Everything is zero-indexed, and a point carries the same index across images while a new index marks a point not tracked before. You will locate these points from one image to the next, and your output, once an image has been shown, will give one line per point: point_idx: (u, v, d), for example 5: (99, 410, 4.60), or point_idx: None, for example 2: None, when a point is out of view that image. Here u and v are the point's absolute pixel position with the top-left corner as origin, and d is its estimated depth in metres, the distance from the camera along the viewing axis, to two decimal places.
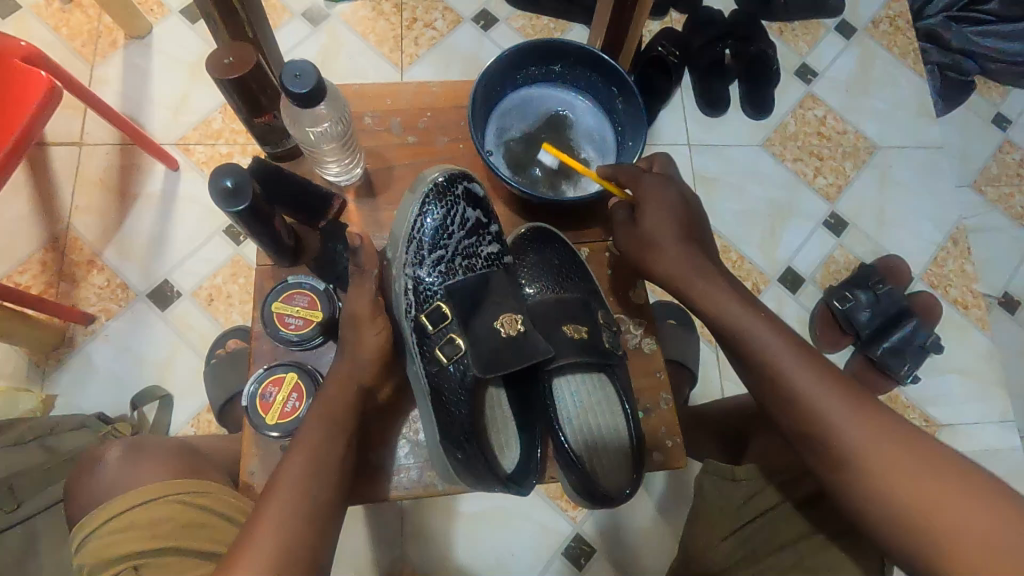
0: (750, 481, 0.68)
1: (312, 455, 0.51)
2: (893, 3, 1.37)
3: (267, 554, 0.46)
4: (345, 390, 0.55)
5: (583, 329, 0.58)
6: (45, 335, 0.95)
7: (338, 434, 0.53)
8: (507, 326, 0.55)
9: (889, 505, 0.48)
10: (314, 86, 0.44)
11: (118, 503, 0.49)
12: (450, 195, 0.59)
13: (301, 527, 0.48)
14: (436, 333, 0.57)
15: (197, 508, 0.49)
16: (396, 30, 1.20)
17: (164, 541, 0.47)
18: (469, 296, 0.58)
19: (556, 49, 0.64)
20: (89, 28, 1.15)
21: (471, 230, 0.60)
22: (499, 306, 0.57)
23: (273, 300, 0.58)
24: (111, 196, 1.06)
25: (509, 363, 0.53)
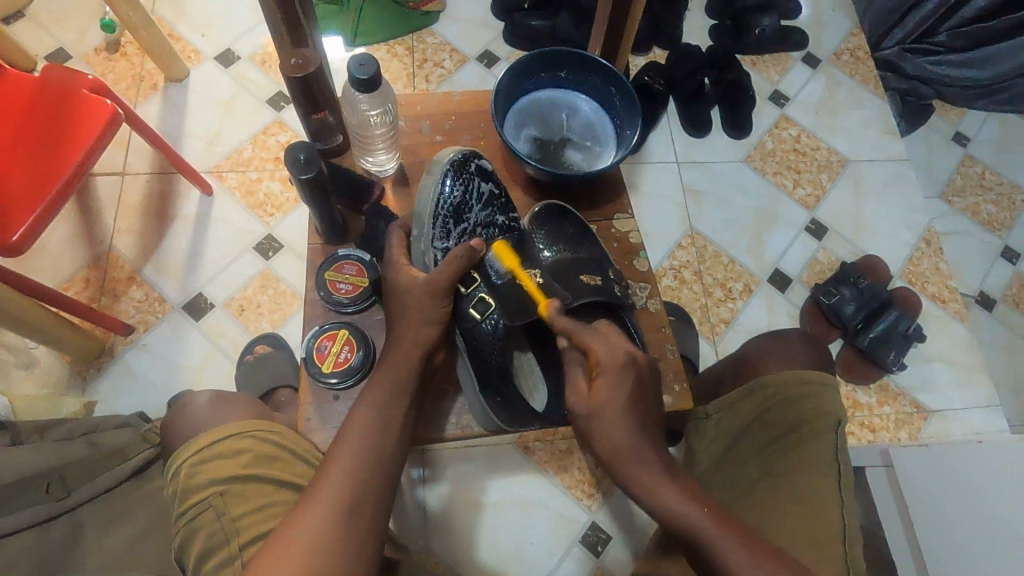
0: (720, 414, 0.77)
1: (372, 415, 0.58)
2: (851, 37, 1.53)
3: (339, 500, 0.53)
4: (409, 354, 0.62)
5: (596, 277, 0.66)
6: (89, 344, 1.01)
7: (398, 393, 0.60)
8: (529, 281, 0.64)
9: (694, 547, 0.55)
10: (373, 73, 0.58)
11: (204, 438, 0.58)
12: (466, 173, 0.68)
13: (366, 473, 0.55)
14: (468, 294, 0.65)
15: (271, 443, 0.59)
16: (408, 69, 1.34)
17: (248, 469, 0.57)
18: (494, 260, 0.65)
19: (562, 56, 0.75)
20: (133, 74, 1.28)
21: (486, 201, 0.68)
22: (518, 269, 0.65)
23: (326, 269, 0.69)
24: (150, 219, 1.16)
25: (536, 310, 0.62)
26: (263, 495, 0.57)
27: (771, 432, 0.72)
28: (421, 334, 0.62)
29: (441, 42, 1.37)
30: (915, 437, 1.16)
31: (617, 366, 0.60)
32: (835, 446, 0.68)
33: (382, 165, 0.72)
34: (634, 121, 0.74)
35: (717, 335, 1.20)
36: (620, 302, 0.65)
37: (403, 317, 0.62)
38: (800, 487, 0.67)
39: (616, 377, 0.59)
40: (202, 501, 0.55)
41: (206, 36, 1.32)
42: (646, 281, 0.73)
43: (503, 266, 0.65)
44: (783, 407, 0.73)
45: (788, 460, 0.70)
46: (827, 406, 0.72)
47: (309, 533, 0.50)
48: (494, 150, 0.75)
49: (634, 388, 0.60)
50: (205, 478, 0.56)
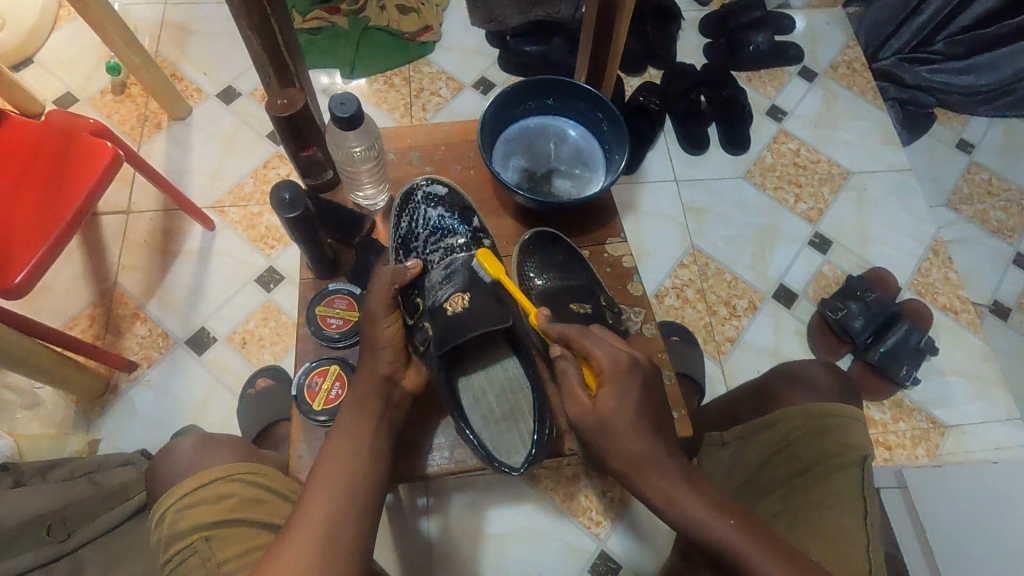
0: (736, 442, 0.75)
1: (352, 441, 0.58)
2: (848, 50, 1.53)
3: (317, 528, 0.52)
4: (372, 381, 0.61)
5: (586, 305, 0.66)
6: (93, 381, 1.02)
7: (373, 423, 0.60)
8: (454, 306, 0.63)
9: (719, 551, 0.55)
10: (354, 111, 0.59)
11: (189, 483, 0.58)
12: (412, 204, 0.71)
13: (343, 499, 0.54)
14: (413, 324, 0.65)
15: (258, 485, 0.59)
16: (405, 98, 1.35)
17: (232, 513, 0.56)
18: (433, 288, 0.66)
19: (547, 84, 0.76)
20: (137, 114, 1.31)
21: (435, 227, 0.70)
22: (453, 290, 0.64)
23: (317, 304, 0.68)
24: (154, 255, 1.17)
25: (456, 335, 0.60)
26: (247, 539, 0.56)
27: (792, 466, 0.71)
28: (380, 361, 0.61)
29: (437, 71, 1.39)
30: (933, 454, 1.12)
31: (621, 371, 0.59)
32: (862, 482, 0.67)
33: (372, 199, 0.72)
34: (622, 145, 0.74)
35: (723, 353, 1.18)
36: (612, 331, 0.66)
37: (366, 344, 0.63)
38: (827, 522, 0.65)
39: (619, 383, 0.58)
40: (186, 547, 0.54)
41: (208, 74, 1.35)
42: (639, 304, 0.72)
43: (446, 291, 0.65)
44: (808, 440, 0.71)
45: (813, 497, 0.68)
46: (853, 440, 0.70)
47: (283, 565, 0.49)
48: (484, 179, 0.76)
49: (640, 390, 0.59)
50: (189, 524, 0.56)
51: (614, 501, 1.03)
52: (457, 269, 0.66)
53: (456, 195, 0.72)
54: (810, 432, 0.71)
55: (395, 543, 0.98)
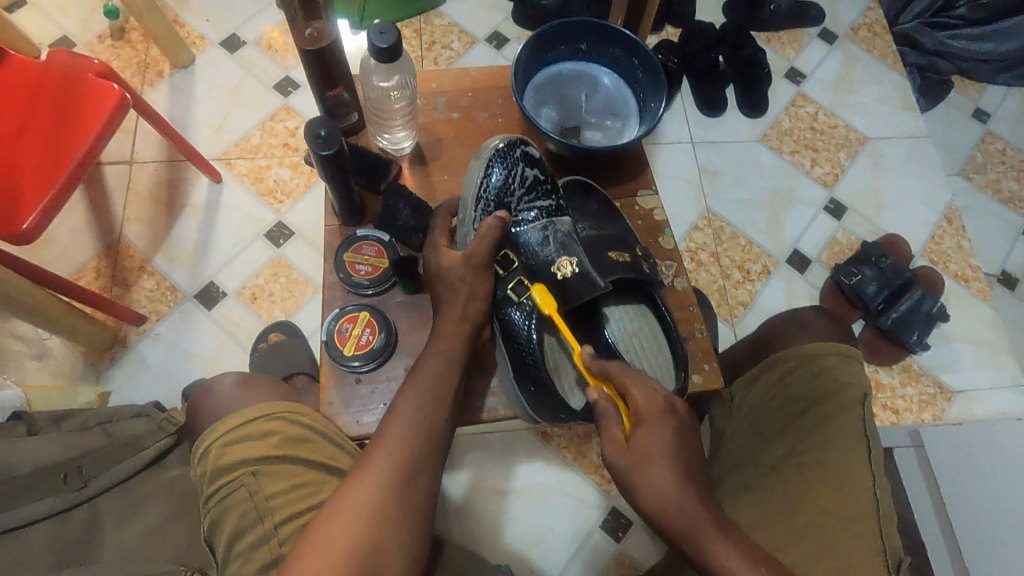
0: (742, 391, 0.77)
1: (427, 385, 0.58)
2: (869, 12, 1.49)
3: (394, 462, 0.53)
4: (462, 325, 0.61)
5: (624, 253, 0.64)
6: (102, 333, 1.00)
7: (453, 367, 0.60)
8: (563, 268, 0.62)
9: None
10: (393, 42, 0.56)
11: (231, 422, 0.57)
12: (511, 157, 0.66)
13: (416, 439, 0.55)
14: (506, 277, 0.64)
15: (301, 424, 0.59)
16: (416, 52, 1.31)
17: (278, 451, 0.56)
18: (533, 246, 0.64)
19: (581, 27, 0.73)
20: (138, 61, 1.26)
21: (530, 186, 0.67)
22: (557, 252, 0.64)
23: (345, 250, 0.67)
24: (160, 206, 1.14)
25: (572, 301, 0.61)
26: (293, 476, 0.56)
27: (794, 407, 0.71)
28: (473, 307, 0.62)
29: (449, 24, 1.34)
30: (939, 418, 1.14)
31: (655, 413, 0.57)
32: (862, 418, 0.67)
33: (398, 144, 0.70)
34: (658, 93, 0.72)
35: (736, 317, 1.17)
36: (649, 279, 0.63)
37: (459, 290, 0.62)
38: (832, 464, 0.66)
39: (655, 421, 0.57)
40: (234, 480, 0.55)
41: (211, 21, 1.30)
42: (672, 258, 0.71)
43: (550, 252, 0.64)
44: (806, 378, 0.72)
45: (816, 435, 0.68)
46: (851, 378, 0.71)
47: (361, 495, 0.51)
48: (513, 127, 0.73)
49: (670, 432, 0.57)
50: (235, 458, 0.56)
51: None
52: (557, 231, 0.65)
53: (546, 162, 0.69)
54: (807, 372, 0.72)
55: None
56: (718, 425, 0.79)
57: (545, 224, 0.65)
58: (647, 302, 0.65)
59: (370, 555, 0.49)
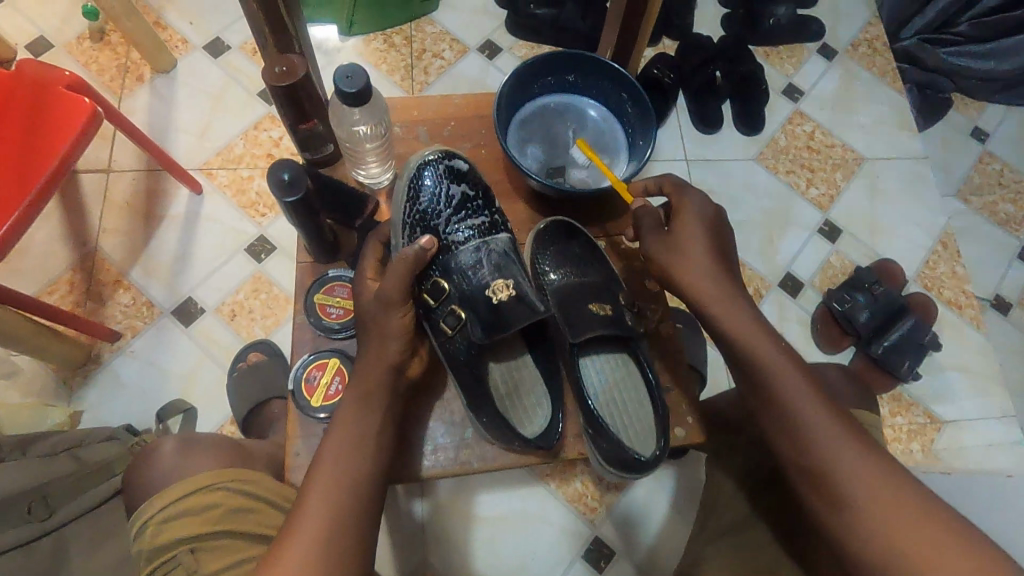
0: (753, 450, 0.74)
1: (353, 440, 0.54)
2: (870, 28, 1.47)
3: (321, 526, 0.49)
4: (379, 368, 0.56)
5: (607, 306, 0.61)
6: (74, 351, 0.97)
7: (377, 417, 0.56)
8: (499, 291, 0.58)
9: (864, 493, 0.52)
10: (361, 86, 0.53)
11: (172, 493, 0.57)
12: (431, 179, 0.64)
13: (346, 504, 0.51)
14: (438, 306, 0.59)
15: (244, 494, 0.57)
16: (406, 60, 1.28)
17: (217, 524, 0.56)
18: (464, 269, 0.60)
19: (569, 59, 0.70)
20: (118, 64, 1.22)
21: (458, 205, 0.64)
22: (490, 274, 0.60)
23: (316, 292, 0.64)
24: (138, 218, 1.11)
25: (508, 325, 0.56)
26: (234, 551, 0.55)
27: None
28: (391, 353, 0.56)
29: (441, 32, 1.31)
30: (928, 448, 1.13)
31: (711, 245, 0.64)
32: None
33: (376, 178, 0.67)
34: (647, 130, 0.70)
35: None
36: (631, 333, 0.61)
37: (373, 333, 0.57)
38: None
39: (711, 253, 0.64)
40: (172, 559, 0.54)
41: (195, 24, 1.26)
42: (657, 302, 0.70)
43: (482, 274, 0.60)
44: None
45: None
46: None
47: (287, 566, 0.47)
48: (496, 158, 0.70)
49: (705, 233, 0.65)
50: (173, 534, 0.55)
51: (610, 488, 1.02)
52: (491, 249, 0.61)
53: (476, 175, 0.66)
54: None
55: (388, 523, 0.97)
56: (714, 472, 0.76)
57: (477, 245, 0.61)
58: (627, 350, 0.63)
59: None
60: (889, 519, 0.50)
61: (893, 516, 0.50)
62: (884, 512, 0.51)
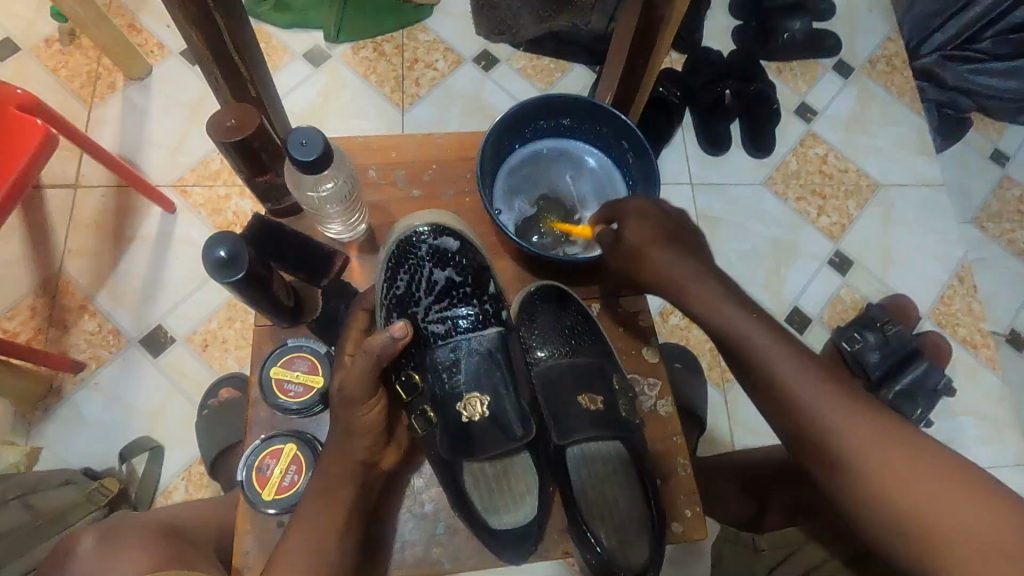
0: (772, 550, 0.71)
1: (313, 545, 0.49)
2: (889, 43, 1.39)
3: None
4: (344, 463, 0.51)
5: (598, 398, 0.55)
6: (32, 384, 0.91)
7: (339, 517, 0.50)
8: (470, 408, 0.52)
9: (883, 486, 0.49)
10: (319, 153, 0.47)
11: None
12: (414, 258, 0.57)
13: None
14: (410, 404, 0.55)
15: None
16: (396, 70, 1.20)
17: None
18: (440, 367, 0.54)
19: (564, 104, 0.64)
20: (89, 69, 1.14)
21: (441, 291, 0.58)
22: (468, 381, 0.54)
23: (272, 364, 0.57)
24: (106, 238, 1.04)
25: (476, 451, 0.51)
26: None
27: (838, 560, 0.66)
28: (352, 445, 0.51)
29: (434, 40, 1.23)
30: None
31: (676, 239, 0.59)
32: None
33: (344, 231, 0.60)
34: (648, 185, 0.64)
35: (727, 381, 1.08)
36: (624, 433, 0.54)
37: (337, 424, 0.51)
38: None
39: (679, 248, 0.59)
40: None
41: (172, 27, 1.18)
42: (656, 377, 0.61)
43: (460, 378, 0.54)
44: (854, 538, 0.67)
45: None
46: None
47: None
48: (481, 207, 0.64)
49: (669, 241, 0.58)
50: None
51: None
52: (474, 349, 0.55)
53: (471, 253, 0.58)
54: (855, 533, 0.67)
55: None
56: (721, 552, 0.75)
57: (458, 343, 0.55)
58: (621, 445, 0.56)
59: None
60: (913, 509, 0.48)
61: (918, 503, 0.47)
62: (906, 499, 0.48)
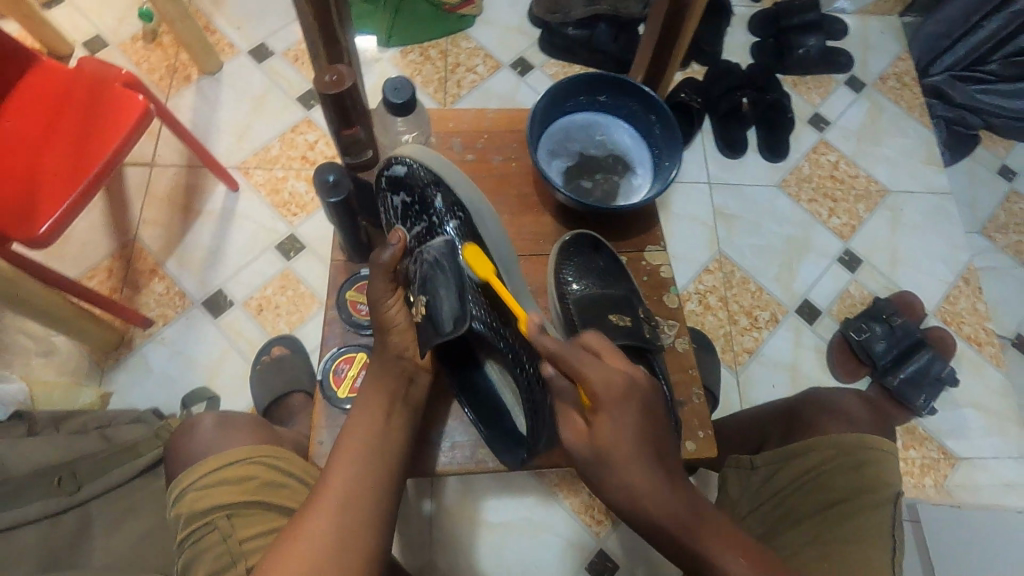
0: (766, 467, 0.73)
1: (371, 422, 0.60)
2: (899, 62, 1.48)
3: (341, 499, 0.55)
4: (389, 365, 0.62)
5: (626, 318, 0.65)
6: (108, 334, 1.02)
7: (383, 400, 0.61)
8: (418, 310, 0.60)
9: None
10: (408, 98, 0.63)
11: (215, 462, 0.59)
12: (381, 192, 0.68)
13: (361, 480, 0.56)
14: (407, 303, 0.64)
15: (277, 469, 0.61)
16: (440, 73, 1.32)
17: (252, 494, 0.59)
18: (409, 277, 0.63)
19: (601, 80, 0.75)
20: (167, 64, 1.28)
21: (403, 213, 0.66)
22: (421, 287, 0.60)
23: (348, 288, 0.71)
24: (176, 211, 1.16)
25: (425, 342, 0.58)
26: (266, 521, 0.58)
27: (826, 497, 0.68)
28: (391, 341, 0.62)
29: (475, 47, 1.35)
30: (941, 484, 1.11)
31: (616, 401, 0.53)
32: (893, 521, 0.65)
33: None
34: (674, 151, 0.74)
35: (739, 364, 1.16)
36: (650, 347, 0.63)
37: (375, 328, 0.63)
38: (856, 562, 0.63)
39: (619, 408, 0.53)
40: (207, 523, 0.56)
41: (241, 29, 1.32)
42: (674, 318, 0.71)
43: (415, 286, 0.61)
44: (845, 472, 0.69)
45: (845, 531, 0.65)
46: (886, 477, 0.68)
47: (309, 530, 0.53)
48: (524, 172, 0.74)
49: (627, 439, 0.54)
50: (208, 504, 0.58)
51: None
52: (424, 258, 0.61)
53: (413, 171, 0.65)
54: (848, 466, 0.69)
55: (397, 519, 0.99)
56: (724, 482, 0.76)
57: (413, 255, 0.63)
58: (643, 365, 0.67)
59: None
60: None
61: None
62: None
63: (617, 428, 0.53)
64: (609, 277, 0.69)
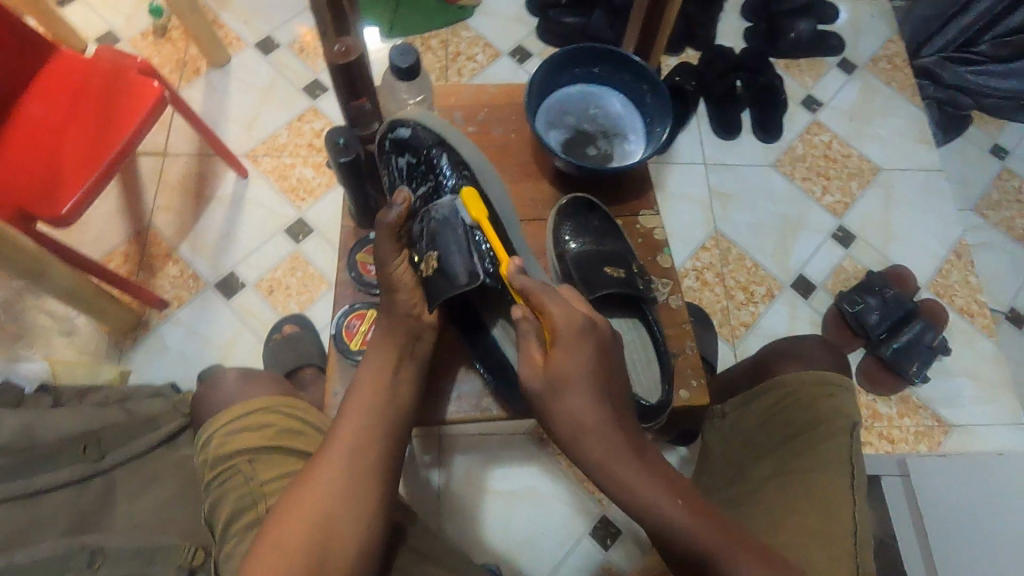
0: (734, 413, 0.80)
1: (381, 371, 0.64)
2: (891, 44, 1.51)
3: (353, 438, 0.60)
4: (400, 320, 0.66)
5: (621, 269, 0.69)
6: (126, 314, 1.06)
7: (392, 354, 0.65)
8: (428, 266, 0.66)
9: None
10: (413, 63, 0.67)
11: (234, 412, 0.65)
12: (386, 153, 0.72)
13: (372, 422, 0.61)
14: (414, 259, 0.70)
15: (294, 418, 0.67)
16: (441, 62, 1.36)
17: (271, 440, 0.64)
18: (417, 234, 0.69)
19: (594, 51, 0.79)
20: (177, 57, 1.32)
21: (408, 174, 0.71)
22: (430, 244, 0.67)
23: (358, 251, 0.76)
24: (188, 197, 1.20)
25: (437, 295, 0.65)
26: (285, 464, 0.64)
27: (786, 428, 0.72)
28: (401, 301, 0.66)
29: (475, 36, 1.39)
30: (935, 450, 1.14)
31: (572, 329, 0.58)
32: (849, 448, 0.67)
33: None
34: (665, 117, 0.78)
35: (736, 338, 1.20)
36: (642, 295, 0.67)
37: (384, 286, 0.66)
38: (810, 482, 0.66)
39: (573, 343, 0.57)
40: (231, 467, 0.62)
41: (248, 23, 1.36)
42: (668, 276, 0.75)
43: (425, 244, 0.67)
44: (801, 406, 0.73)
45: (802, 459, 0.68)
46: (845, 409, 0.71)
47: (324, 464, 0.58)
48: (523, 142, 0.78)
49: (584, 378, 0.58)
50: (229, 449, 0.63)
51: None
52: (433, 216, 0.68)
53: (416, 135, 0.70)
54: (805, 401, 0.73)
55: (405, 477, 1.04)
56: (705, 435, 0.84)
57: (421, 214, 0.69)
58: (639, 315, 0.70)
59: (323, 525, 0.55)
60: None
61: None
62: None
63: (573, 364, 0.57)
64: (605, 235, 0.72)
